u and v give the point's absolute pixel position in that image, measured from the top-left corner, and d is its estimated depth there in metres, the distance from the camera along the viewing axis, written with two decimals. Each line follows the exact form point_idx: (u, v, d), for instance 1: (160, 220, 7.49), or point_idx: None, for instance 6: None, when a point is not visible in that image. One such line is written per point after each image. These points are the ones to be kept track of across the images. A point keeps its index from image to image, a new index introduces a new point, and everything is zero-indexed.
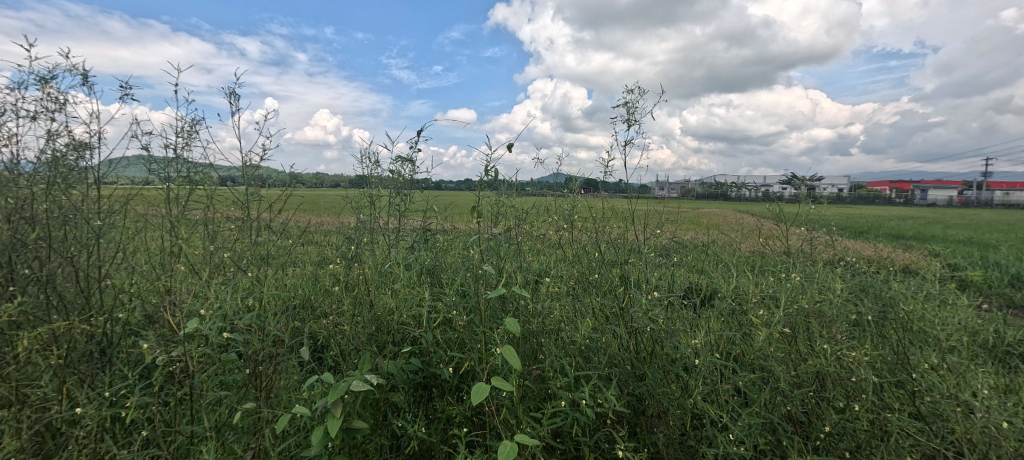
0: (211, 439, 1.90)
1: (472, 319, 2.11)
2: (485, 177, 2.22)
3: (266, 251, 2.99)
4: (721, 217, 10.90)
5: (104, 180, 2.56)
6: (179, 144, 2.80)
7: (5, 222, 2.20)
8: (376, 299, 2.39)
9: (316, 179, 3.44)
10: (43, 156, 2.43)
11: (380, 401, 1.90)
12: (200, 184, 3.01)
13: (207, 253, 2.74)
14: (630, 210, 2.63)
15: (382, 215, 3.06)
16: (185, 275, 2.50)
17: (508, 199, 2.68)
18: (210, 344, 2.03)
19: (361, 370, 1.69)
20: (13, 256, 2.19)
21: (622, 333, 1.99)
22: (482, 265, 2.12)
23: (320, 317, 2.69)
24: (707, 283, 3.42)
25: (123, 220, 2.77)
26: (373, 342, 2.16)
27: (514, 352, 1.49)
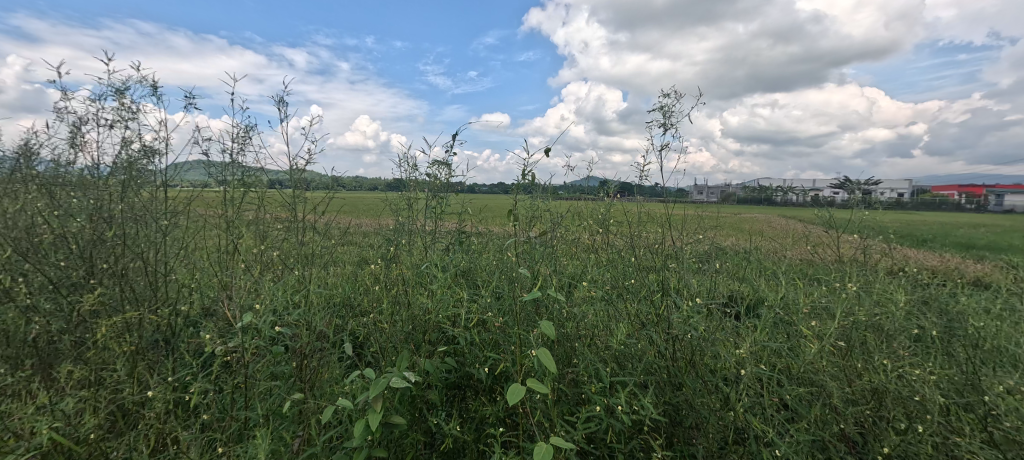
0: (261, 426, 2.02)
1: (507, 321, 2.12)
2: (524, 180, 2.12)
3: (311, 250, 3.14)
4: (765, 223, 10.39)
5: (170, 183, 2.79)
6: (235, 150, 3.01)
7: (88, 221, 2.45)
8: (414, 299, 2.45)
9: (356, 182, 3.57)
10: (119, 161, 2.69)
11: (417, 398, 1.95)
12: (253, 187, 3.13)
13: (259, 252, 2.92)
14: (667, 215, 2.56)
15: (420, 218, 3.15)
16: (239, 272, 2.66)
17: (543, 203, 2.68)
18: (261, 337, 2.15)
19: (399, 367, 1.74)
20: (94, 252, 2.43)
21: (659, 340, 1.94)
22: (517, 268, 2.12)
23: (359, 315, 2.79)
24: (750, 291, 3.27)
25: (186, 219, 3.00)
26: (411, 341, 2.22)
27: (549, 355, 1.48)
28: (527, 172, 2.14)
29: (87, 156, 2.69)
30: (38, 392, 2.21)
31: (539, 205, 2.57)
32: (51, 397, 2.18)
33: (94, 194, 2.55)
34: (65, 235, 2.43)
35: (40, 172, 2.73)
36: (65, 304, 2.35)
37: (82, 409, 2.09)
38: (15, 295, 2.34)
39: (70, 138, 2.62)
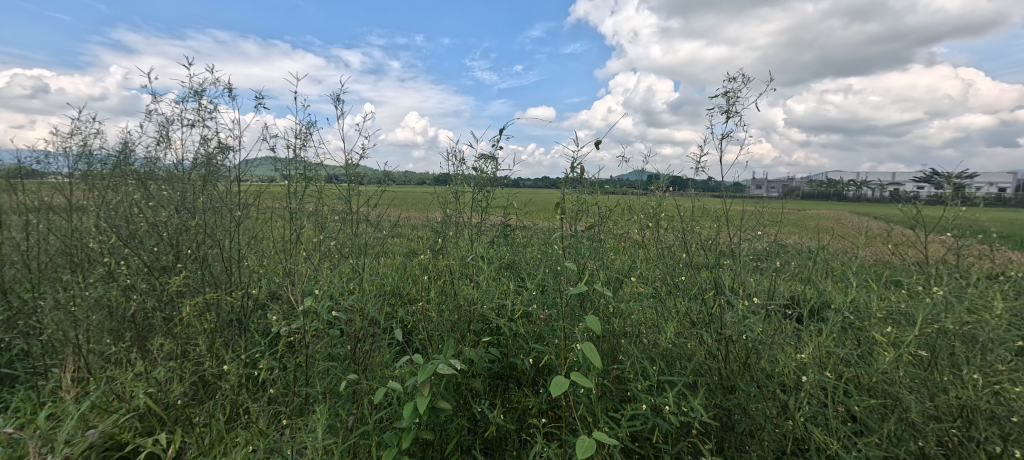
0: (320, 403, 2.17)
1: (552, 315, 2.11)
2: (571, 172, 2.06)
3: (365, 241, 3.30)
4: (835, 219, 9.57)
5: (241, 177, 3.05)
6: (298, 146, 3.22)
7: (176, 211, 2.75)
8: (460, 290, 2.50)
9: (405, 177, 3.69)
10: (200, 158, 2.97)
11: (462, 385, 2.00)
12: (314, 181, 3.23)
13: (318, 242, 3.11)
14: (723, 210, 2.43)
15: (466, 211, 3.20)
16: (300, 261, 2.86)
17: (591, 196, 2.63)
18: (320, 321, 2.31)
19: (446, 354, 1.79)
20: (180, 239, 2.71)
21: (710, 339, 1.85)
22: (562, 262, 2.09)
23: (408, 303, 2.90)
24: (814, 293, 3.04)
25: (255, 211, 3.26)
26: (457, 330, 2.28)
27: (594, 350, 1.47)
28: (575, 164, 2.09)
29: (173, 153, 3.00)
30: (137, 361, 2.53)
31: (587, 196, 2.50)
32: (146, 366, 2.48)
33: (180, 187, 2.85)
34: (157, 224, 2.74)
35: (137, 167, 3.09)
36: (156, 284, 2.65)
37: (171, 378, 2.36)
38: (118, 276, 2.67)
39: (159, 137, 2.93)
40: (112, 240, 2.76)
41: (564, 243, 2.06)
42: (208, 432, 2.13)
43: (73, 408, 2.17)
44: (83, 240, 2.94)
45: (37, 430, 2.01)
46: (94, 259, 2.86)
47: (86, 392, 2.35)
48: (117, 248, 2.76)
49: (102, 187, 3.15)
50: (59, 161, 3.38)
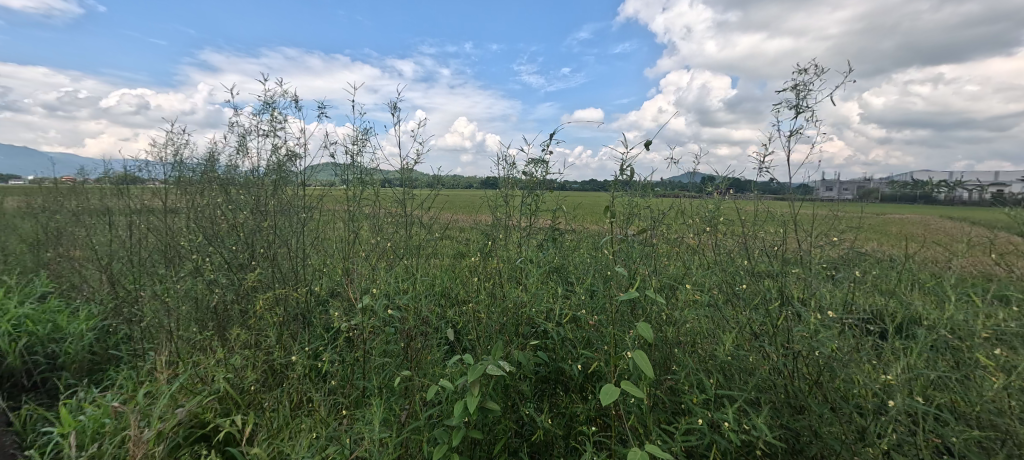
0: (375, 396, 2.28)
1: (601, 320, 2.07)
2: (622, 173, 2.02)
3: (417, 243, 3.43)
4: (922, 224, 8.57)
5: (307, 182, 3.28)
6: (357, 152, 3.40)
7: (254, 213, 3.03)
8: (508, 293, 2.52)
9: (456, 181, 3.79)
10: (272, 164, 3.24)
11: (510, 388, 2.01)
12: (370, 184, 3.36)
13: (375, 243, 3.27)
14: (789, 215, 2.27)
15: (515, 215, 3.21)
16: (358, 261, 3.01)
17: (644, 199, 2.54)
18: (376, 318, 2.42)
19: (495, 355, 1.81)
20: (254, 238, 2.97)
21: (775, 353, 1.72)
22: (612, 266, 2.04)
23: (458, 304, 2.98)
24: (898, 306, 2.74)
25: (319, 213, 3.50)
26: (506, 332, 2.30)
27: (645, 358, 1.42)
28: (626, 166, 2.05)
29: (250, 160, 3.30)
30: (217, 348, 2.80)
31: (637, 199, 2.43)
32: (225, 353, 2.74)
33: (256, 191, 3.12)
34: (236, 225, 3.02)
35: (221, 174, 3.43)
36: (235, 280, 2.92)
37: (246, 365, 2.59)
38: (203, 271, 2.98)
39: (238, 147, 3.24)
40: (199, 239, 3.08)
41: (615, 248, 2.01)
42: (276, 417, 2.31)
43: (166, 388, 2.44)
44: (175, 239, 3.31)
45: (138, 405, 2.29)
46: (183, 256, 3.21)
47: (176, 373, 2.64)
48: (202, 246, 3.08)
49: (191, 192, 3.53)
50: (157, 168, 3.84)
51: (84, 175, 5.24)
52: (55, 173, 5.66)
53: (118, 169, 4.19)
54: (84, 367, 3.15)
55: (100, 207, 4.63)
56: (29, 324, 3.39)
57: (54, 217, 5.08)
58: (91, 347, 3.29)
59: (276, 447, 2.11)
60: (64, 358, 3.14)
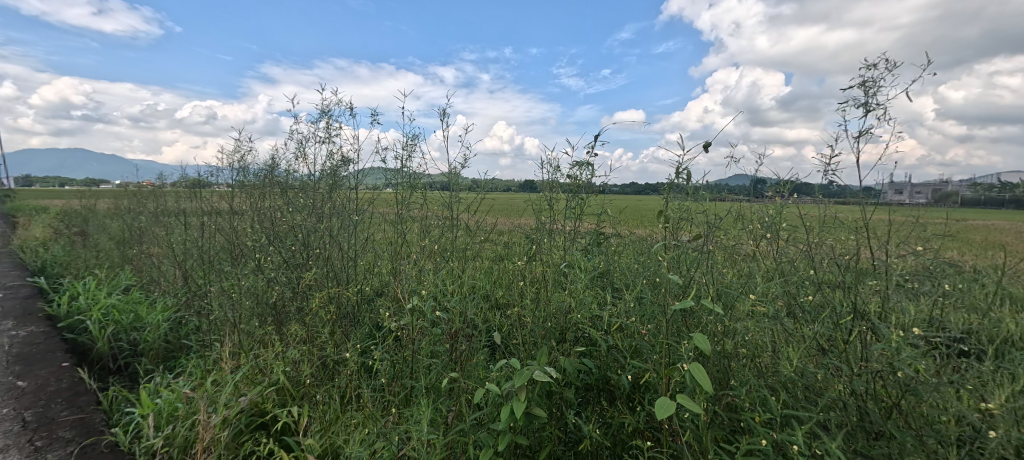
0: (422, 396, 2.33)
1: (652, 330, 2.00)
2: (678, 177, 1.91)
3: (462, 246, 3.48)
4: (1015, 231, 7.64)
5: (358, 186, 3.41)
6: (406, 157, 3.51)
7: (312, 216, 3.20)
8: (553, 297, 2.49)
9: (501, 184, 3.82)
10: (327, 169, 3.41)
11: (557, 394, 1.98)
12: (418, 188, 3.45)
13: (422, 246, 3.36)
14: (862, 221, 2.09)
15: (560, 220, 3.13)
16: (406, 263, 3.10)
17: (697, 203, 2.41)
18: (424, 319, 2.47)
19: (541, 361, 1.79)
20: (311, 239, 3.14)
21: (848, 372, 1.58)
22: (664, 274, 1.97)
23: (501, 307, 2.99)
24: (991, 325, 2.45)
25: (370, 216, 3.64)
26: (551, 338, 2.28)
27: (702, 371, 1.35)
28: (680, 168, 1.95)
29: (307, 165, 3.49)
30: (275, 342, 2.97)
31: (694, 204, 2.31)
32: (282, 347, 2.90)
33: (313, 195, 3.30)
34: (295, 227, 3.20)
35: (281, 178, 3.66)
36: (293, 278, 3.10)
37: (301, 360, 2.73)
38: (265, 269, 3.18)
39: (297, 153, 3.43)
40: (262, 239, 3.30)
41: (667, 254, 1.93)
42: (328, 410, 2.41)
43: (230, 377, 2.62)
44: (241, 238, 3.56)
45: (206, 392, 2.47)
46: (247, 254, 3.45)
47: (239, 364, 2.82)
48: (264, 246, 3.29)
49: (255, 194, 3.79)
50: (226, 173, 4.15)
51: (164, 180, 5.77)
52: (139, 178, 6.28)
53: (192, 174, 4.58)
54: (160, 355, 3.45)
55: (175, 208, 5.08)
56: (116, 313, 3.76)
57: (138, 218, 5.63)
58: (167, 336, 3.60)
59: (328, 439, 2.20)
60: (143, 345, 3.45)
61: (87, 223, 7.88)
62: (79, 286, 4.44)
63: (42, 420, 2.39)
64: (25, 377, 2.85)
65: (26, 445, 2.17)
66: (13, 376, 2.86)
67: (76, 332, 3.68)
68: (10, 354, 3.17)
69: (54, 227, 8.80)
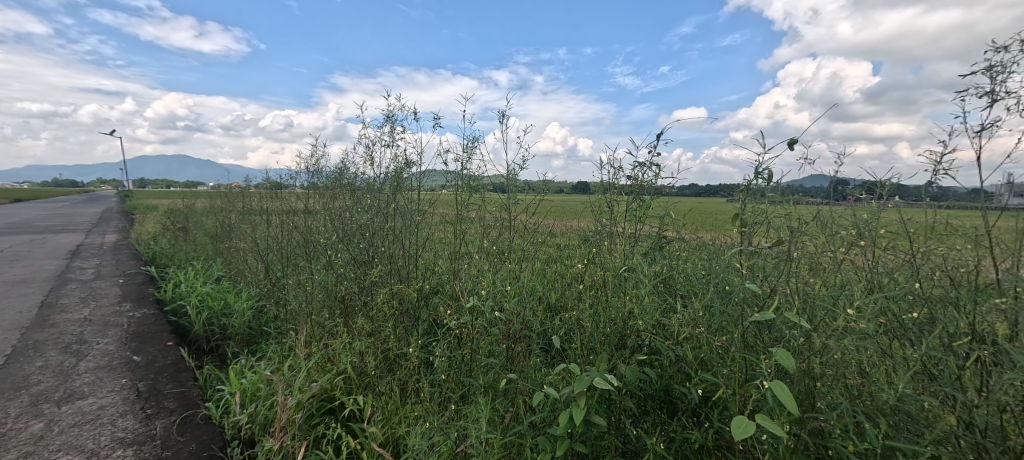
0: (479, 394, 2.36)
1: (724, 342, 1.86)
2: (758, 178, 1.69)
3: (519, 247, 3.49)
4: None
5: (419, 188, 3.52)
6: (467, 160, 3.58)
7: (380, 216, 3.37)
8: (613, 302, 2.41)
9: (559, 186, 3.78)
10: (393, 171, 3.58)
11: (617, 403, 1.92)
12: (478, 190, 3.51)
13: (481, 246, 3.42)
14: (984, 228, 1.80)
15: (620, 221, 2.95)
16: (465, 263, 3.17)
17: (782, 203, 2.18)
18: (482, 319, 2.51)
19: (601, 368, 1.74)
20: (377, 238, 3.31)
21: (967, 404, 1.36)
22: (739, 282, 1.83)
23: (559, 310, 2.96)
24: None
25: (432, 217, 3.77)
26: (612, 345, 2.20)
27: (786, 391, 1.25)
28: (760, 167, 1.70)
29: (374, 168, 3.69)
30: (344, 334, 3.16)
31: (776, 205, 2.09)
32: (350, 339, 3.08)
33: (381, 196, 3.48)
34: (362, 226, 3.39)
35: (352, 180, 3.91)
36: (360, 274, 3.28)
37: (366, 352, 2.88)
38: (336, 265, 3.40)
39: (366, 156, 3.64)
40: (334, 237, 3.53)
41: (744, 261, 1.78)
42: (390, 402, 2.52)
43: (304, 364, 2.82)
44: (315, 236, 3.84)
45: (284, 376, 2.68)
46: (319, 251, 3.70)
47: (311, 352, 3.03)
48: (335, 243, 3.52)
49: (328, 195, 4.07)
50: (304, 175, 4.51)
51: (251, 182, 6.38)
52: (231, 180, 7.00)
53: (275, 176, 5.02)
54: (245, 339, 3.82)
55: (259, 207, 5.60)
56: (210, 301, 4.22)
57: (229, 216, 6.28)
58: (251, 323, 3.97)
59: (390, 429, 2.30)
60: (231, 330, 3.83)
61: (189, 221, 8.93)
62: (181, 275, 5.04)
63: (152, 391, 2.74)
64: (139, 353, 3.28)
65: (139, 412, 2.49)
66: (130, 351, 3.30)
67: (179, 316, 4.18)
68: (128, 332, 3.67)
69: (163, 223, 10.07)
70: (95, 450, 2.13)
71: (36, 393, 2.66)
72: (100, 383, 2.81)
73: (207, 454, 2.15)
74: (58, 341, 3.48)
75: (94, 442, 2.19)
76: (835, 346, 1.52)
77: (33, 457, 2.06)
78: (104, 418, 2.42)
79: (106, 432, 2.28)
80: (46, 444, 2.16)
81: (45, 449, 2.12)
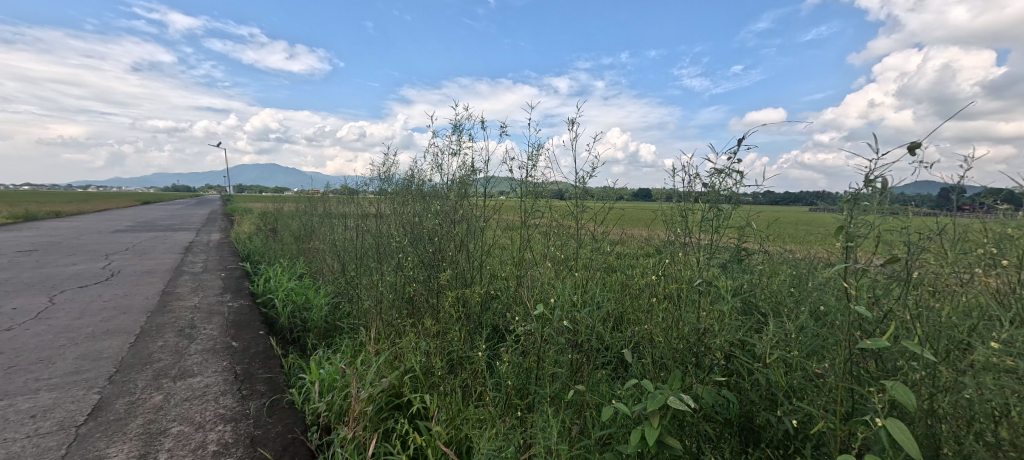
0: (544, 403, 2.35)
1: (821, 369, 1.67)
2: (871, 188, 1.50)
3: (585, 256, 3.42)
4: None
5: (486, 194, 3.59)
6: (533, 168, 3.59)
7: (450, 221, 3.50)
8: (686, 318, 2.28)
9: (627, 194, 3.67)
10: (461, 179, 3.69)
11: (691, 426, 1.80)
12: (543, 196, 3.50)
13: (544, 252, 3.40)
14: None
15: (696, 231, 2.59)
16: (530, 270, 3.18)
17: (896, 215, 1.92)
18: (548, 327, 2.49)
19: (675, 386, 1.64)
20: (446, 242, 3.43)
21: None
22: (844, 303, 1.62)
23: (628, 323, 2.86)
24: None
25: (497, 222, 3.83)
26: (686, 363, 2.08)
27: (900, 429, 1.12)
28: (874, 174, 1.50)
29: (442, 175, 3.84)
30: (412, 334, 3.30)
31: (888, 217, 1.84)
32: (417, 338, 3.21)
33: (451, 201, 3.61)
34: (433, 230, 3.53)
35: (424, 186, 4.10)
36: (430, 277, 3.42)
37: (433, 352, 2.98)
38: (406, 267, 3.57)
39: (436, 163, 3.79)
40: (406, 240, 3.72)
41: (853, 282, 1.57)
42: (453, 403, 2.58)
43: (376, 360, 2.99)
44: (388, 238, 4.07)
45: (358, 370, 2.85)
46: (390, 253, 3.92)
47: (381, 349, 3.21)
48: (406, 246, 3.70)
49: (400, 200, 4.29)
50: (381, 182, 4.81)
51: (330, 188, 6.93)
52: (313, 185, 7.66)
53: (355, 183, 5.41)
54: (322, 333, 4.13)
55: (337, 211, 6.06)
56: (295, 296, 4.63)
57: (311, 218, 6.86)
58: (327, 317, 4.29)
59: (454, 429, 2.35)
60: (311, 323, 4.16)
61: (278, 224, 9.90)
62: (271, 271, 5.58)
63: (246, 374, 3.06)
64: (237, 340, 3.69)
65: (236, 392, 2.79)
66: (230, 337, 3.72)
67: (269, 308, 4.63)
68: (228, 320, 4.14)
69: (258, 224, 11.27)
70: (201, 423, 2.42)
71: (158, 369, 3.09)
72: (207, 364, 3.19)
73: (290, 436, 2.35)
74: (175, 325, 4.01)
75: (201, 415, 2.49)
76: (971, 383, 1.29)
77: (154, 424, 2.39)
78: (209, 395, 2.74)
79: (210, 408, 2.59)
80: (164, 414, 2.49)
81: (164, 418, 2.44)
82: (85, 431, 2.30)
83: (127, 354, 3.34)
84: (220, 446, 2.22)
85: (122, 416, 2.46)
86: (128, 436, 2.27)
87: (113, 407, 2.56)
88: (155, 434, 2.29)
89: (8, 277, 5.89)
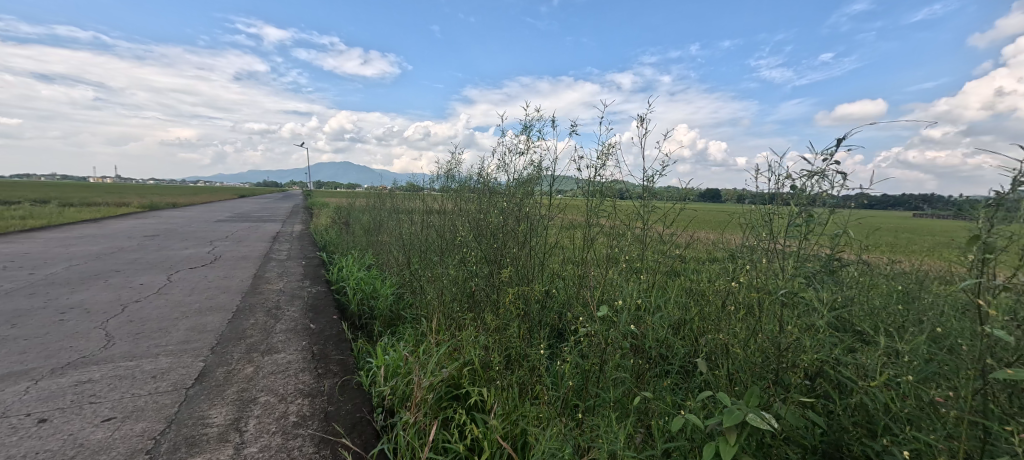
0: (605, 408, 2.28)
1: (938, 400, 1.44)
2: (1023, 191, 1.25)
3: (652, 260, 3.27)
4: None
5: (550, 193, 3.56)
6: (598, 167, 3.51)
7: (513, 219, 3.51)
8: (767, 330, 2.08)
9: (701, 194, 3.43)
10: (527, 176, 3.69)
11: (769, 446, 1.65)
12: (608, 196, 3.39)
13: (608, 253, 3.30)
14: None
15: (780, 236, 2.35)
16: (594, 271, 3.10)
17: None
18: (611, 330, 2.41)
19: (753, 402, 1.50)
20: (508, 240, 3.44)
21: None
22: (976, 326, 1.38)
23: (696, 332, 2.68)
24: None
25: (560, 221, 3.78)
26: (766, 379, 1.91)
27: None
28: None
29: (507, 173, 3.86)
30: (472, 328, 3.37)
31: None
32: (477, 333, 3.27)
33: (515, 199, 3.62)
34: (496, 227, 3.57)
35: (488, 184, 4.15)
36: (492, 273, 3.47)
37: (491, 347, 3.03)
38: (469, 263, 3.64)
39: (502, 161, 3.81)
40: (470, 236, 3.79)
41: (990, 301, 1.32)
42: (511, 398, 2.58)
43: (437, 350, 3.08)
44: (453, 234, 4.19)
45: (420, 359, 2.97)
46: (454, 249, 4.02)
47: (442, 341, 3.31)
48: (470, 242, 3.77)
49: (464, 197, 4.39)
50: (448, 179, 4.96)
51: (399, 185, 7.28)
52: (384, 182, 8.10)
53: (423, 180, 5.62)
54: (388, 321, 4.35)
55: (403, 207, 6.36)
56: (364, 285, 4.94)
57: (382, 212, 7.26)
58: (392, 307, 4.52)
59: (511, 425, 2.36)
60: (378, 311, 4.41)
61: (351, 218, 10.61)
62: (345, 261, 5.98)
63: (322, 355, 3.31)
64: (314, 322, 4.01)
65: (313, 370, 3.04)
66: (308, 320, 4.06)
67: (342, 295, 4.98)
68: (307, 304, 4.51)
69: (334, 216, 12.17)
70: (284, 395, 2.66)
71: (249, 344, 3.45)
72: (289, 342, 3.51)
73: (359, 415, 2.50)
74: (263, 306, 4.45)
75: (284, 388, 2.74)
76: None
77: (247, 392, 2.67)
78: (291, 371, 3.00)
79: (291, 382, 2.84)
80: (254, 384, 2.77)
81: (254, 388, 2.72)
82: (192, 394, 2.63)
83: (226, 329, 3.77)
84: (299, 417, 2.43)
85: (221, 383, 2.78)
86: (225, 401, 2.55)
87: (214, 374, 2.90)
88: (247, 401, 2.56)
89: (136, 257, 6.89)
